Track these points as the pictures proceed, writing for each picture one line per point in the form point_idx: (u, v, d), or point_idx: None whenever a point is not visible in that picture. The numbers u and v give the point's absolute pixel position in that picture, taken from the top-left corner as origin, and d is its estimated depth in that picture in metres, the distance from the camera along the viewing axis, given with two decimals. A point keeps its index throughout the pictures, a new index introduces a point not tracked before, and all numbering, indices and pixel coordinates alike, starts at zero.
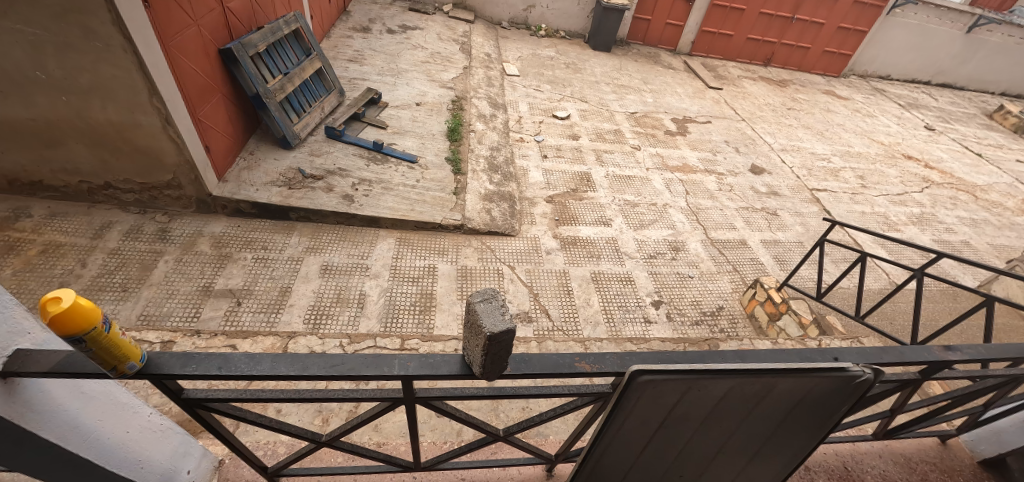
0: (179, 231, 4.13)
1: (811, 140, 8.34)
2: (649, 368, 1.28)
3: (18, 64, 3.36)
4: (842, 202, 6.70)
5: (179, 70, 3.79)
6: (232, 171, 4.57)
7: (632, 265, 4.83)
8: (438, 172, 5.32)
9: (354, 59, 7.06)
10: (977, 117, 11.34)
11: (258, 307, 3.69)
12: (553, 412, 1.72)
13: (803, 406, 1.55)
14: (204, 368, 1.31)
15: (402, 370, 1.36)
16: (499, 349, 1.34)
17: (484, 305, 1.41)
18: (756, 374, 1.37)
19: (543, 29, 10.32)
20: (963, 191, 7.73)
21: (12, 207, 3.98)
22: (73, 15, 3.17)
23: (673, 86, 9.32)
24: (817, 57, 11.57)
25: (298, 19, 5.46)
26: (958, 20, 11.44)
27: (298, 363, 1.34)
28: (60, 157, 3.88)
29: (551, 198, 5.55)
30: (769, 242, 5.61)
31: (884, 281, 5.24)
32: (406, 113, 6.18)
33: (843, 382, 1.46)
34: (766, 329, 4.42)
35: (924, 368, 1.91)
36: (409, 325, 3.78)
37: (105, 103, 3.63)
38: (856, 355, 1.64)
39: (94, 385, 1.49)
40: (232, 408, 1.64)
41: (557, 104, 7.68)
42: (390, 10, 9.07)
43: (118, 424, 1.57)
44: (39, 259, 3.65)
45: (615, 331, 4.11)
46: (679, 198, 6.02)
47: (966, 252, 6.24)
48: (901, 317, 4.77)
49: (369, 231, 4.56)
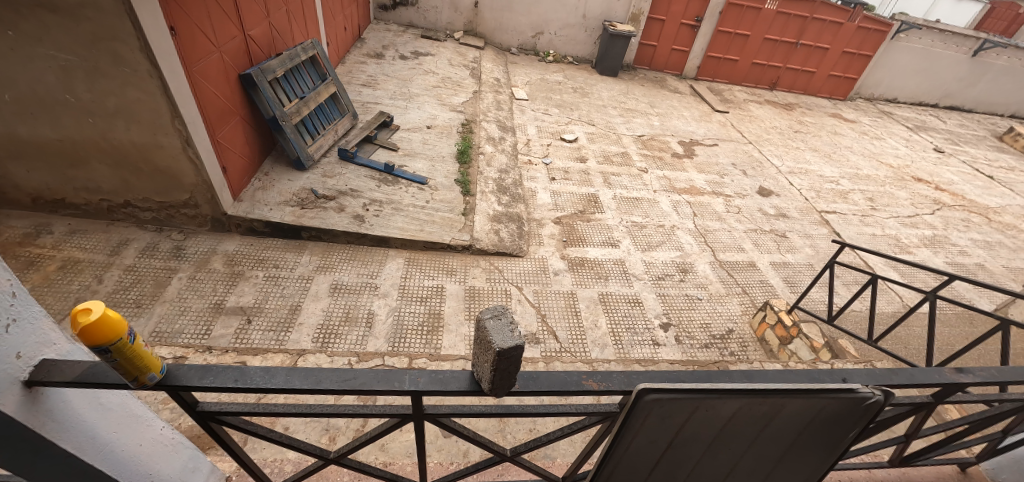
0: (194, 250, 4.22)
1: (819, 163, 8.36)
2: (657, 386, 1.29)
3: (49, 88, 3.53)
4: (852, 224, 6.67)
5: (201, 94, 3.94)
6: (247, 191, 4.68)
7: (640, 286, 4.83)
8: (448, 193, 5.41)
9: (367, 84, 7.27)
10: (987, 139, 11.31)
11: (268, 325, 3.73)
12: (560, 432, 1.70)
13: (813, 428, 1.53)
14: (221, 380, 1.34)
15: (412, 385, 1.38)
16: (507, 365, 1.36)
17: (493, 322, 1.44)
18: (764, 394, 1.37)
19: (551, 55, 10.58)
20: (975, 213, 7.67)
21: (35, 224, 4.11)
22: (104, 42, 3.34)
23: (680, 110, 9.44)
24: (822, 82, 11.69)
25: (315, 46, 5.67)
26: (963, 44, 11.55)
27: (311, 377, 1.36)
28: (83, 176, 4.02)
29: (559, 219, 5.60)
30: (778, 264, 5.59)
31: (897, 304, 5.17)
32: (417, 135, 6.32)
33: (852, 403, 1.45)
34: (776, 353, 4.37)
35: (937, 391, 1.88)
36: (417, 345, 3.79)
37: (129, 125, 3.77)
38: (865, 377, 1.63)
39: (109, 397, 1.52)
40: (243, 423, 1.66)
41: (565, 127, 7.81)
42: (403, 37, 9.37)
43: (132, 437, 1.60)
44: (57, 274, 3.75)
45: (623, 353, 4.09)
46: (687, 219, 6.04)
47: (981, 275, 6.15)
48: (916, 341, 4.69)
49: (379, 250, 4.62)
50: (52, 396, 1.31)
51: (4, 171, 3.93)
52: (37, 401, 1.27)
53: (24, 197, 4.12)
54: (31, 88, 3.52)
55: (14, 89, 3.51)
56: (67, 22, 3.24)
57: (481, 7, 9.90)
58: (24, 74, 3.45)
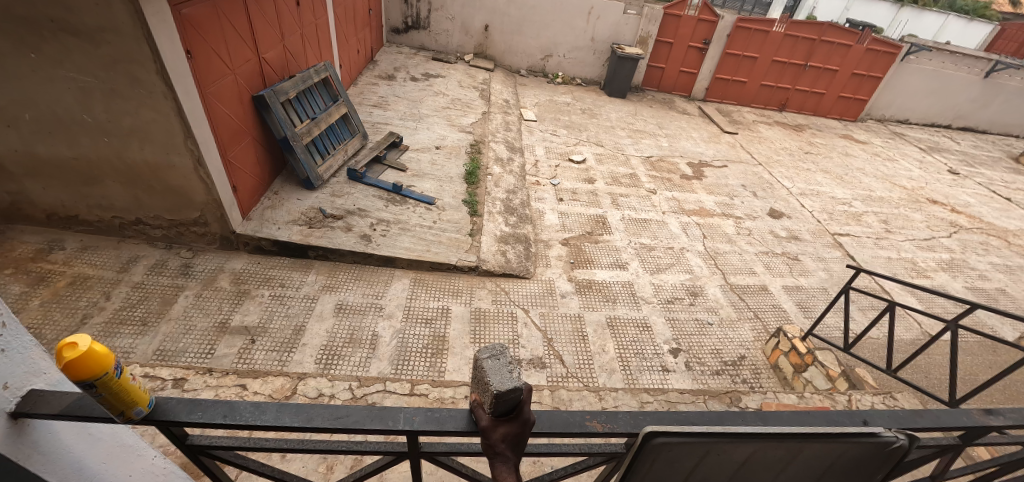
0: (201, 267, 4.23)
1: (831, 184, 8.25)
2: (664, 429, 1.22)
3: (68, 108, 3.60)
4: (866, 247, 6.53)
5: (214, 116, 4.01)
6: (256, 210, 4.71)
7: (649, 310, 4.73)
8: (455, 213, 5.39)
9: (378, 105, 7.37)
10: (1003, 161, 11.12)
11: (271, 345, 3.69)
12: (564, 471, 1.63)
13: (833, 474, 1.44)
14: (209, 416, 1.30)
15: (408, 424, 1.34)
16: (506, 406, 1.31)
17: (491, 362, 1.37)
18: (780, 438, 1.29)
19: (560, 77, 10.69)
20: (994, 236, 7.48)
21: (48, 240, 4.16)
22: (122, 65, 3.41)
23: (688, 131, 9.43)
24: (832, 102, 11.63)
25: (327, 69, 5.77)
26: (975, 65, 11.52)
27: (302, 414, 1.33)
28: (97, 193, 4.07)
29: (566, 240, 5.55)
30: (791, 288, 5.46)
31: (916, 332, 5.00)
32: (426, 156, 6.36)
33: (876, 449, 1.36)
34: (790, 381, 4.26)
35: (966, 433, 1.79)
36: (420, 368, 3.72)
37: (143, 145, 3.82)
38: (887, 419, 1.57)
39: (102, 427, 1.47)
40: (235, 456, 1.61)
41: (573, 148, 7.82)
42: (414, 59, 9.53)
43: (121, 468, 1.53)
44: (66, 290, 3.76)
45: (632, 380, 3.97)
46: (696, 242, 5.96)
47: (1003, 301, 5.95)
48: (937, 370, 4.51)
49: (384, 271, 4.60)
50: (37, 428, 1.25)
51: (21, 188, 4.00)
52: (21, 432, 1.21)
53: (39, 213, 4.17)
54: (50, 108, 3.60)
55: (33, 109, 3.59)
56: (87, 46, 3.32)
57: (491, 31, 10.08)
58: (43, 95, 3.53)
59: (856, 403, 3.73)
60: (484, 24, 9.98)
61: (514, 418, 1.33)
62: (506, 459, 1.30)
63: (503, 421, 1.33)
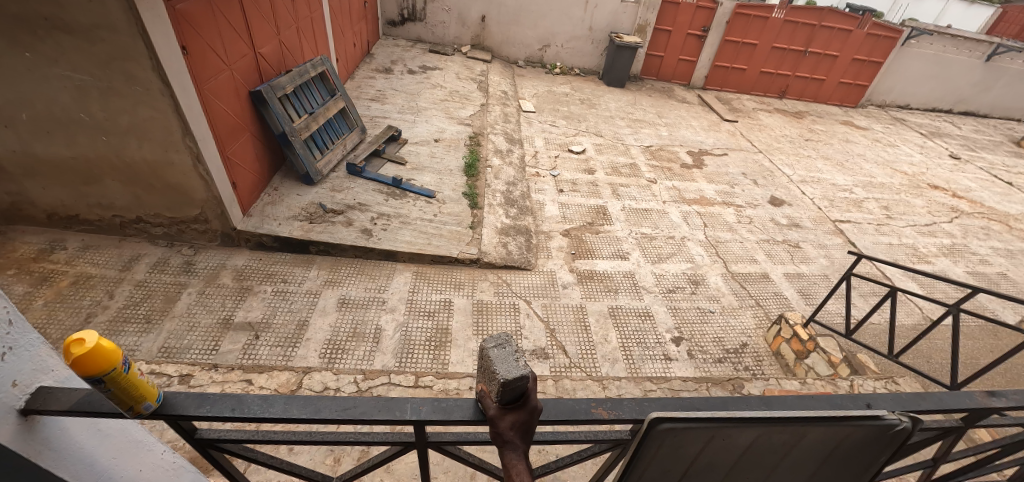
0: (203, 264, 4.23)
1: (831, 171, 8.22)
2: (670, 415, 1.23)
3: (65, 107, 3.59)
4: (867, 234, 6.52)
5: (212, 113, 3.98)
6: (256, 206, 4.70)
7: (650, 300, 4.74)
8: (455, 206, 5.39)
9: (376, 98, 7.34)
10: (1004, 145, 11.06)
11: (275, 340, 3.71)
12: (570, 459, 1.65)
13: (836, 458, 1.44)
14: (217, 409, 1.34)
15: (414, 414, 1.36)
16: (512, 394, 1.32)
17: (497, 351, 1.37)
18: (781, 422, 1.30)
19: (557, 67, 10.62)
20: (995, 220, 7.46)
21: (49, 240, 4.16)
22: (118, 62, 3.39)
23: (688, 120, 9.38)
24: (832, 89, 11.57)
25: (325, 63, 5.74)
26: (976, 49, 11.39)
27: (310, 406, 1.35)
28: (97, 193, 4.06)
29: (567, 231, 5.55)
30: (793, 275, 5.47)
31: (917, 316, 5.04)
32: (425, 149, 6.33)
33: (879, 431, 1.36)
34: (792, 368, 4.29)
35: (968, 416, 1.81)
36: (424, 361, 3.73)
37: (141, 143, 3.81)
38: (891, 403, 1.60)
39: (111, 423, 1.48)
40: (245, 449, 1.63)
41: (572, 139, 7.77)
42: (411, 52, 9.46)
43: (131, 462, 1.55)
44: (69, 290, 3.77)
45: (634, 369, 4.00)
46: (697, 231, 5.95)
47: (1004, 286, 5.93)
48: (938, 355, 4.53)
49: (386, 265, 4.60)
50: (49, 424, 1.26)
51: (20, 188, 3.99)
52: (32, 429, 1.22)
53: (40, 213, 4.17)
54: (47, 107, 3.58)
55: (29, 108, 3.57)
56: (83, 43, 3.30)
57: (488, 22, 9.99)
58: (40, 93, 3.51)
59: (857, 388, 3.75)
60: (481, 15, 9.89)
61: (520, 407, 1.34)
62: (515, 447, 1.31)
63: (510, 409, 1.34)
